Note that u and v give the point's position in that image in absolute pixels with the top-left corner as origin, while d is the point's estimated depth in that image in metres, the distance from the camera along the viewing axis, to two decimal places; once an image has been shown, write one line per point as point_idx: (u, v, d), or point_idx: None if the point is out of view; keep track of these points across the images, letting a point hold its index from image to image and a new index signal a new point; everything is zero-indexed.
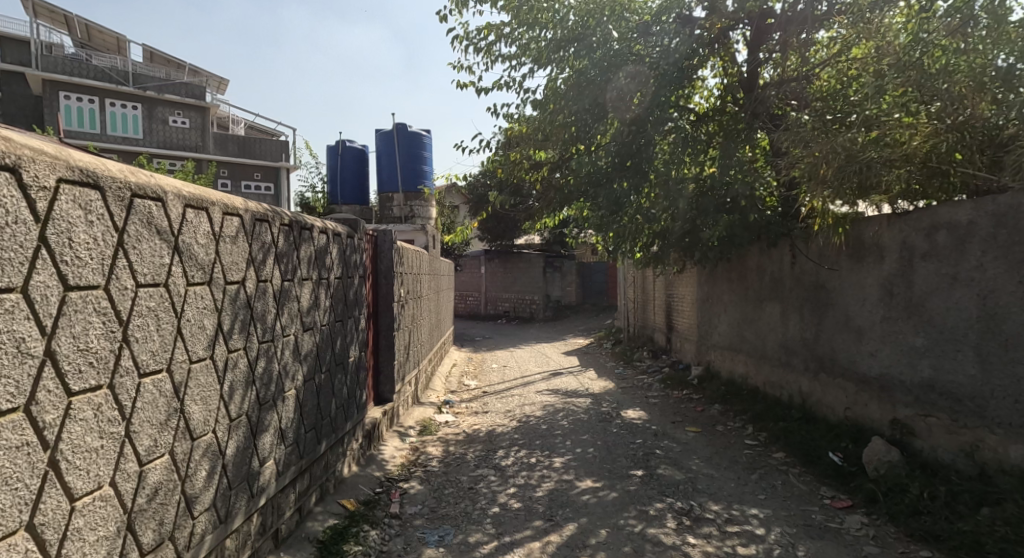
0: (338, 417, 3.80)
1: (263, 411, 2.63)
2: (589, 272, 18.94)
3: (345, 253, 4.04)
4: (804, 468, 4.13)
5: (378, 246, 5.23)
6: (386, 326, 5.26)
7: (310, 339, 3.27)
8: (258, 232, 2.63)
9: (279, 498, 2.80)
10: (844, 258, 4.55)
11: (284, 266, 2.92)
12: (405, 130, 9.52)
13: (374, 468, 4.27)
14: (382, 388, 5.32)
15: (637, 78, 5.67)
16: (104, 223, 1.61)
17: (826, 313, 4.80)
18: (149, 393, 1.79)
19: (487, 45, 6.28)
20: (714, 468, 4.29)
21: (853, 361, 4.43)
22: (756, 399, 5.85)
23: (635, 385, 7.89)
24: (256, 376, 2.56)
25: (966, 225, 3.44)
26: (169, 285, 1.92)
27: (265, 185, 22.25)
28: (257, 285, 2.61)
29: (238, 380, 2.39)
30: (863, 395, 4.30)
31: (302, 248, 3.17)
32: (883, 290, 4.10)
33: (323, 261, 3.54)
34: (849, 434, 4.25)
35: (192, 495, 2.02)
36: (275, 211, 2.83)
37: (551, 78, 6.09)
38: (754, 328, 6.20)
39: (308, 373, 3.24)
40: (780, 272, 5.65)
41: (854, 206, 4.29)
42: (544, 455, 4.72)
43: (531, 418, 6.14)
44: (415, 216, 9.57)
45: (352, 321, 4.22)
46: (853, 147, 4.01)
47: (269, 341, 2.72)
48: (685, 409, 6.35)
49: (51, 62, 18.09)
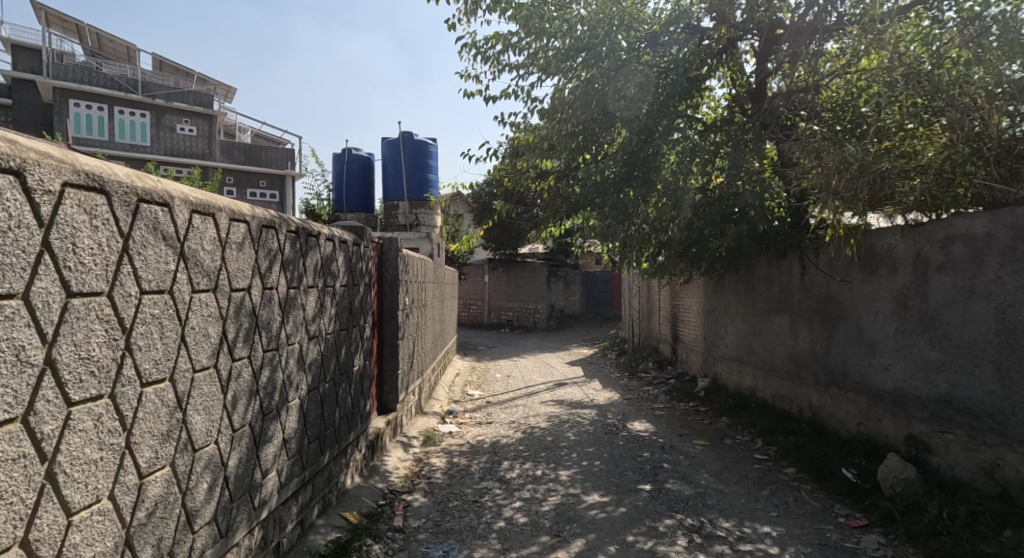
0: (342, 426, 3.72)
1: (267, 422, 2.57)
2: (593, 282, 18.99)
3: (352, 261, 3.99)
4: (817, 485, 4.05)
5: (383, 254, 5.18)
6: (390, 334, 5.22)
7: (315, 348, 3.22)
8: (265, 239, 2.58)
9: (281, 511, 2.73)
10: (855, 270, 4.49)
11: (290, 273, 2.87)
12: (411, 139, 9.45)
13: (377, 480, 4.20)
14: (386, 396, 5.27)
15: (645, 87, 5.64)
16: (109, 228, 1.57)
17: (837, 325, 4.73)
18: (151, 404, 1.74)
19: (495, 54, 6.27)
20: (723, 483, 4.21)
21: (866, 375, 4.35)
22: (765, 413, 5.77)
23: (641, 397, 7.79)
24: (260, 386, 2.51)
25: (983, 237, 3.39)
26: (174, 292, 1.87)
27: (271, 192, 22.28)
28: (263, 292, 2.56)
29: (242, 390, 2.33)
30: (876, 411, 4.22)
31: (308, 255, 3.13)
32: (897, 303, 4.04)
33: (329, 270, 3.49)
34: (862, 450, 4.17)
35: (193, 508, 1.96)
36: (282, 217, 2.79)
37: (558, 88, 6.05)
38: (762, 339, 6.12)
39: (312, 383, 3.18)
40: (789, 282, 5.59)
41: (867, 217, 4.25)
42: (550, 468, 4.63)
43: (535, 429, 6.06)
44: (421, 224, 9.51)
45: (357, 329, 4.18)
46: (866, 157, 4.00)
47: (274, 349, 2.67)
48: (692, 422, 6.25)
49: (62, 70, 18.26)
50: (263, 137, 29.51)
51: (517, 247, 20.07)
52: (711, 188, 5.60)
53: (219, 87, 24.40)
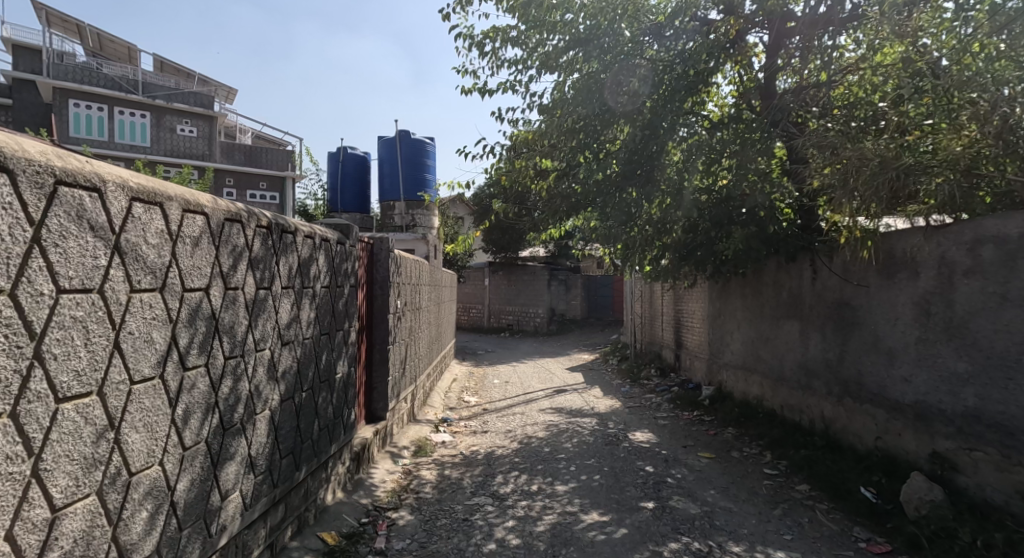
0: (321, 439, 3.46)
1: (228, 437, 2.31)
2: (595, 286, 18.74)
3: (335, 261, 3.73)
4: (832, 504, 3.77)
5: (374, 255, 4.95)
6: (380, 340, 4.97)
7: (289, 355, 2.96)
8: (228, 234, 2.33)
9: (245, 535, 2.47)
10: (872, 274, 4.21)
11: (260, 273, 2.62)
12: (408, 140, 9.13)
13: (361, 495, 3.93)
14: (375, 405, 5.00)
15: (648, 80, 5.42)
16: (12, 214, 1.31)
17: (852, 333, 4.46)
18: (70, 423, 1.47)
19: (492, 49, 6.02)
20: (731, 501, 3.94)
21: (884, 385, 4.08)
22: (773, 424, 5.50)
23: (643, 405, 7.50)
24: (220, 398, 2.25)
25: (1017, 238, 3.11)
26: (106, 291, 1.61)
27: (271, 193, 22.09)
28: (225, 294, 2.30)
29: (196, 403, 2.07)
30: (895, 425, 3.95)
31: (282, 254, 2.88)
32: (918, 309, 3.78)
33: (307, 271, 3.23)
34: (881, 467, 3.89)
35: (128, 543, 1.69)
36: (250, 211, 2.54)
37: (559, 84, 5.77)
38: (770, 347, 5.86)
39: (285, 393, 2.92)
40: (799, 287, 5.32)
41: (881, 218, 3.99)
42: (546, 482, 4.35)
43: (532, 438, 5.79)
44: (418, 225, 9.25)
45: (341, 334, 3.92)
46: (893, 152, 3.80)
47: (238, 357, 2.41)
48: (696, 432, 5.97)
49: (62, 71, 18.11)
50: (265, 140, 29.43)
51: (518, 250, 19.84)
52: (717, 189, 5.51)
53: (219, 88, 24.24)
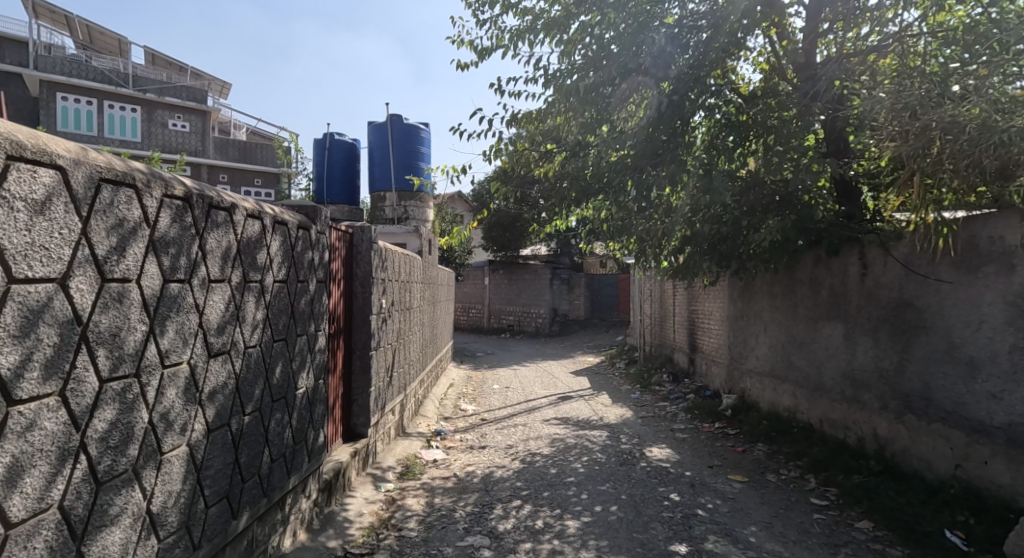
0: (274, 473, 2.75)
1: (108, 493, 1.62)
2: (600, 285, 17.96)
3: (295, 250, 3.03)
4: (906, 549, 3.07)
5: (355, 246, 4.26)
6: (361, 344, 4.28)
7: (221, 369, 2.26)
8: (108, 202, 1.62)
9: None
10: (946, 267, 3.52)
11: (172, 259, 1.92)
12: (400, 124, 8.37)
13: (329, 537, 3.23)
14: (353, 420, 4.30)
15: (677, 40, 4.67)
16: None
17: (914, 338, 3.76)
18: None
19: (492, 16, 5.35)
20: (780, 542, 3.23)
21: (963, 402, 3.38)
22: (812, 441, 4.80)
23: (657, 415, 6.79)
24: (89, 436, 1.55)
25: None
26: None
27: (264, 191, 21.38)
28: (104, 290, 1.60)
29: (37, 452, 1.37)
30: (979, 451, 3.26)
31: (210, 236, 2.17)
32: (1013, 311, 3.09)
33: (252, 260, 2.53)
34: (964, 504, 3.20)
35: None
36: (151, 173, 1.84)
37: (567, 53, 5.11)
38: (805, 352, 5.16)
39: (216, 420, 2.22)
40: (841, 284, 4.61)
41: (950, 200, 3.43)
42: (553, 516, 3.64)
43: (537, 457, 5.08)
44: (410, 217, 8.60)
45: (306, 338, 3.22)
46: (987, 114, 3.12)
47: (132, 376, 1.72)
48: (722, 448, 5.27)
49: (49, 62, 17.33)
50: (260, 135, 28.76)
51: (519, 248, 19.18)
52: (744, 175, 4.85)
53: (212, 80, 23.41)
